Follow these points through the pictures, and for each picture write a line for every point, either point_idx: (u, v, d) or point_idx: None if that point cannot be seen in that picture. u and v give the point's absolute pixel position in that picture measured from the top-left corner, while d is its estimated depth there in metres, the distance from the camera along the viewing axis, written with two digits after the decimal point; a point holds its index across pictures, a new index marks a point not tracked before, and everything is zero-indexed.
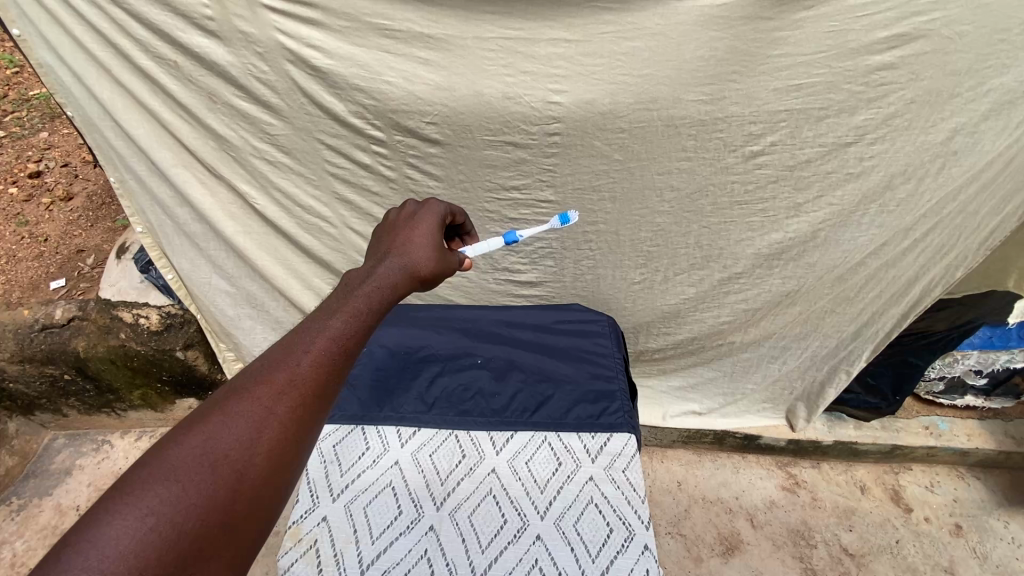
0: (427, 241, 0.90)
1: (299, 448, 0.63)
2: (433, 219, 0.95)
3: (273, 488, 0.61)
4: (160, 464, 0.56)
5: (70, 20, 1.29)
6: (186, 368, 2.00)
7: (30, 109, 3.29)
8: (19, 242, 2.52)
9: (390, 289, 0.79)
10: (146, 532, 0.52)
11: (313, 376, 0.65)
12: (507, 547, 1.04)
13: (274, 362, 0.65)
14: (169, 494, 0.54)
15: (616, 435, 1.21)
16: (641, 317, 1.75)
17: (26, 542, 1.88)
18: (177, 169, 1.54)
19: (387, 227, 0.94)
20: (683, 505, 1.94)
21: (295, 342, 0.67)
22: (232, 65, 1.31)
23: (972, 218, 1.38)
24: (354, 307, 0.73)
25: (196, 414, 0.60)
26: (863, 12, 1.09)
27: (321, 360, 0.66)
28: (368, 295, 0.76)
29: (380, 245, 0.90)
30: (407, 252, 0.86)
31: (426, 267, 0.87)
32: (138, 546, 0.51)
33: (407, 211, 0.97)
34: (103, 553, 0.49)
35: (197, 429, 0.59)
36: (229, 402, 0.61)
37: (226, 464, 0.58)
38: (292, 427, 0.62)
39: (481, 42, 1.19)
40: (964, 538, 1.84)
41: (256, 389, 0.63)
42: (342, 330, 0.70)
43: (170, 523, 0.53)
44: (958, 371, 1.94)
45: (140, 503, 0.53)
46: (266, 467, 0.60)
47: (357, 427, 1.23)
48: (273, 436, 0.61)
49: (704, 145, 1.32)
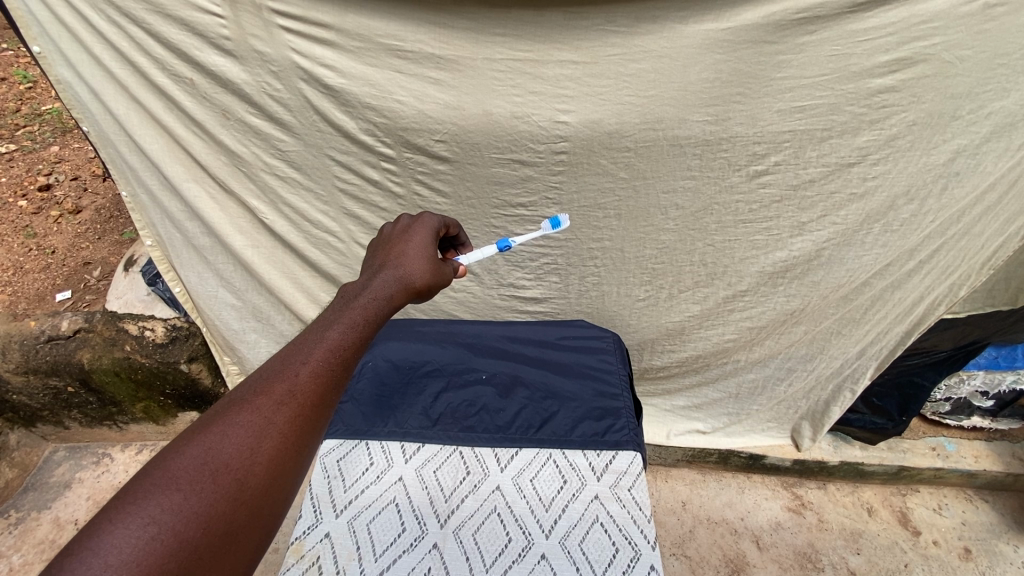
0: (422, 253, 0.91)
1: (298, 458, 0.63)
2: (427, 232, 0.96)
3: (273, 498, 0.61)
4: (162, 473, 0.56)
5: (90, 38, 1.32)
6: (189, 381, 2.00)
7: (42, 124, 3.35)
8: (26, 254, 2.54)
9: (386, 300, 0.80)
10: (147, 541, 0.51)
11: (312, 386, 0.65)
12: (511, 566, 1.03)
13: (273, 373, 0.65)
14: (170, 503, 0.54)
15: (621, 452, 1.20)
16: (645, 334, 1.75)
17: (23, 556, 1.85)
18: (189, 183, 1.56)
19: (383, 241, 0.95)
20: (688, 525, 1.92)
21: (293, 354, 0.67)
22: (247, 83, 1.34)
23: (975, 238, 1.39)
24: (351, 318, 0.74)
25: (196, 424, 0.61)
26: (864, 37, 1.11)
27: (320, 370, 0.66)
28: (366, 306, 0.77)
29: (376, 258, 0.90)
30: (403, 264, 0.87)
31: (422, 279, 0.88)
32: (140, 555, 0.50)
33: (402, 225, 0.98)
34: (104, 561, 0.49)
35: (199, 438, 0.59)
36: (229, 412, 0.62)
37: (227, 473, 0.58)
38: (291, 436, 0.63)
39: (492, 63, 1.21)
40: (974, 562, 1.81)
41: (255, 399, 0.63)
42: (340, 340, 0.70)
43: (171, 532, 0.53)
44: (963, 392, 1.93)
45: (141, 512, 0.53)
46: (265, 476, 0.60)
47: (360, 442, 1.23)
48: (273, 445, 0.61)
49: (709, 164, 1.33)
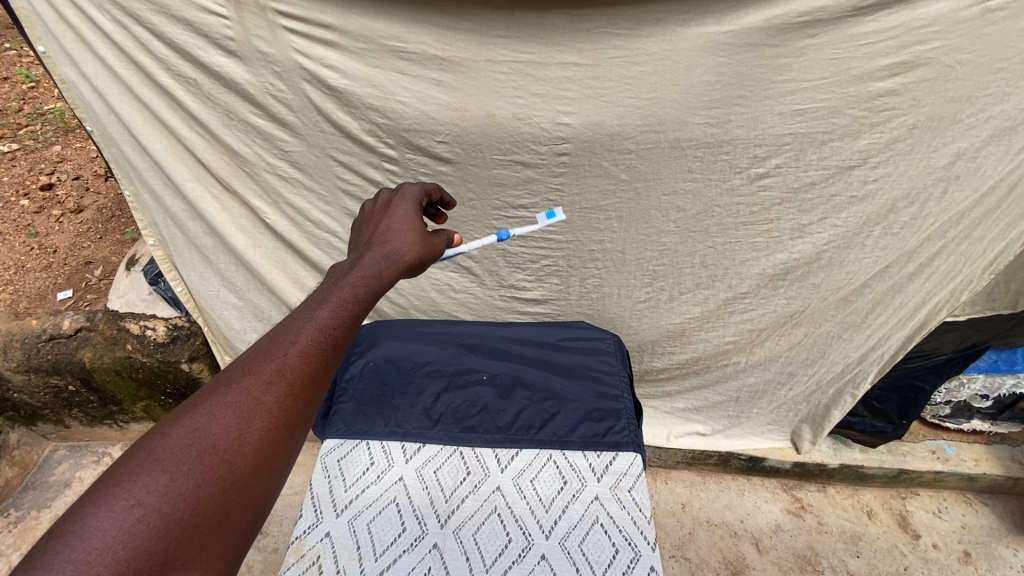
0: (410, 228, 0.90)
1: (289, 438, 0.63)
2: (412, 205, 0.96)
3: (263, 478, 0.60)
4: (146, 454, 0.55)
5: (94, 38, 1.33)
6: (190, 380, 1.99)
7: (44, 124, 3.36)
8: (28, 253, 2.54)
9: (376, 277, 0.80)
10: (133, 523, 0.51)
11: (301, 366, 0.65)
12: (511, 567, 1.03)
13: (262, 353, 0.65)
14: (155, 485, 0.54)
15: (621, 454, 1.20)
16: (645, 335, 1.76)
17: (22, 555, 1.85)
18: (191, 183, 1.57)
19: (367, 218, 0.94)
20: (687, 528, 1.92)
21: (281, 334, 0.67)
22: (250, 83, 1.34)
23: (976, 242, 1.39)
24: (341, 297, 0.73)
25: (182, 405, 0.60)
26: (865, 40, 1.12)
27: (309, 350, 0.66)
28: (355, 285, 0.76)
29: (363, 236, 0.90)
30: (392, 241, 0.87)
31: (411, 255, 0.87)
32: (126, 537, 0.50)
33: (383, 201, 0.97)
34: (88, 545, 0.49)
35: (186, 419, 0.59)
36: (216, 392, 0.61)
37: (214, 454, 0.58)
38: (281, 416, 0.62)
39: (494, 65, 1.22)
40: (974, 566, 1.81)
41: (243, 379, 0.62)
42: (329, 319, 0.70)
43: (157, 514, 0.53)
44: (963, 396, 1.93)
45: (126, 494, 0.52)
46: (255, 456, 0.60)
47: (361, 442, 1.24)
48: (262, 426, 0.61)
49: (711, 166, 1.34)
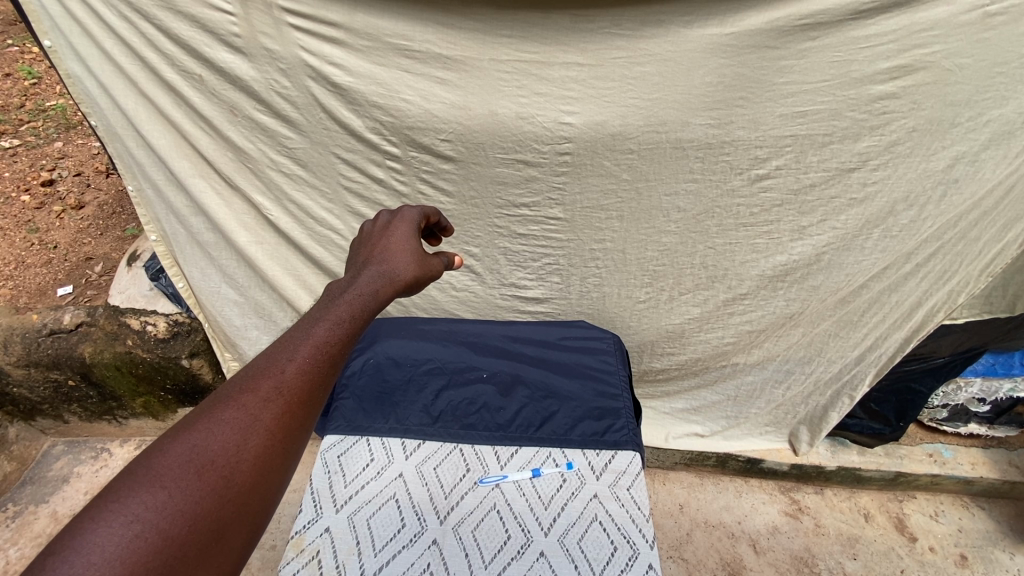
0: (406, 249, 0.90)
1: (288, 455, 0.61)
2: (409, 227, 0.96)
3: (262, 494, 0.58)
4: (145, 470, 0.53)
5: (102, 34, 1.34)
6: (190, 376, 2.00)
7: (46, 119, 3.38)
8: (28, 248, 2.54)
9: (372, 294, 0.78)
10: (131, 539, 0.49)
11: (299, 384, 0.63)
12: (510, 563, 1.02)
13: (260, 370, 0.63)
14: (154, 500, 0.52)
15: (621, 452, 1.22)
16: (645, 336, 1.76)
17: (19, 550, 1.84)
18: (194, 178, 1.57)
19: (363, 240, 0.94)
20: (685, 529, 1.92)
21: (279, 352, 0.65)
22: (255, 80, 1.35)
23: (972, 244, 1.41)
24: (337, 315, 0.71)
25: (181, 422, 0.58)
26: (865, 44, 1.13)
27: (307, 367, 0.64)
28: (352, 302, 0.75)
29: (360, 255, 0.89)
30: (388, 260, 0.86)
31: (409, 273, 0.86)
32: (124, 554, 0.48)
33: (381, 223, 0.97)
34: (87, 560, 0.47)
35: (184, 435, 0.57)
36: (213, 409, 0.59)
37: (213, 470, 0.56)
38: (278, 434, 0.60)
39: (498, 64, 1.23)
40: (970, 569, 1.81)
41: (241, 397, 0.60)
42: (327, 337, 0.68)
43: (156, 530, 0.50)
44: (960, 399, 1.93)
45: (124, 509, 0.50)
46: (254, 473, 0.58)
47: (361, 438, 1.25)
48: (260, 442, 0.59)
49: (712, 167, 1.35)
